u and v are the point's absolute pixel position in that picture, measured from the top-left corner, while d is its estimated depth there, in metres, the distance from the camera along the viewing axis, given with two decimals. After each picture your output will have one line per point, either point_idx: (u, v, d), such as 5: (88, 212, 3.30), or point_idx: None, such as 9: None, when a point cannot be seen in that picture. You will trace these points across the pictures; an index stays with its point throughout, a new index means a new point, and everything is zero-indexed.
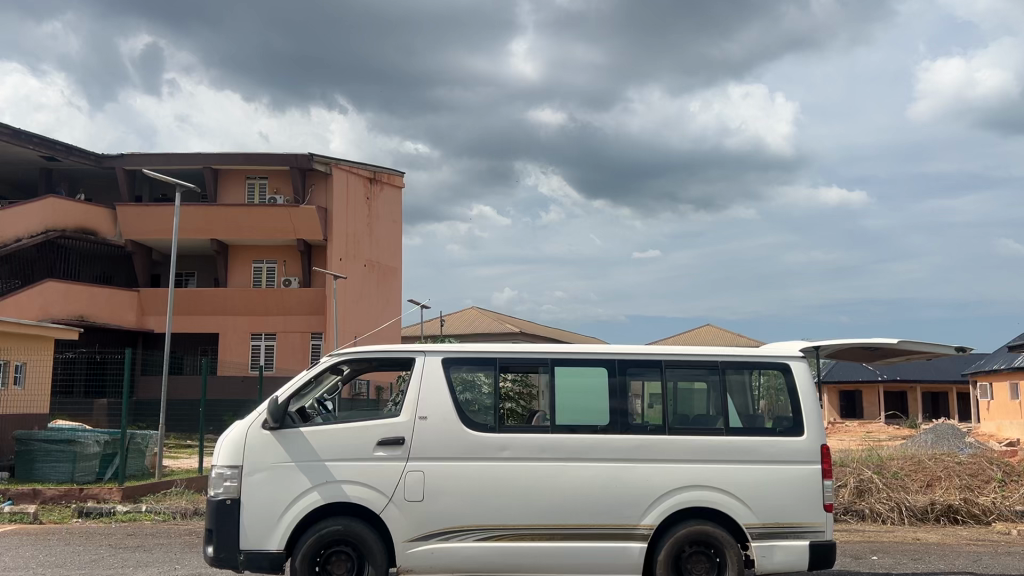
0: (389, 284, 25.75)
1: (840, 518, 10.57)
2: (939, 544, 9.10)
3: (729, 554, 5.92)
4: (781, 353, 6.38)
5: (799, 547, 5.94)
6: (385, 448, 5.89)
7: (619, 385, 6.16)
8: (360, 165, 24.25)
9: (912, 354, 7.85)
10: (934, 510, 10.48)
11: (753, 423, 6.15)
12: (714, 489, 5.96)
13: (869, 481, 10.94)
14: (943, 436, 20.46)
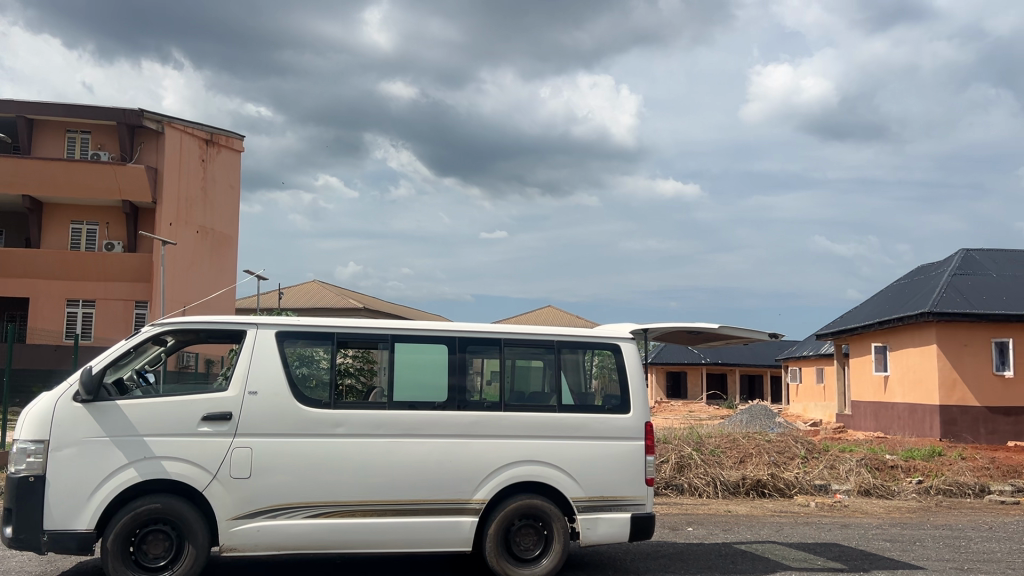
0: (224, 252, 24.61)
1: (661, 492, 11.15)
2: (747, 516, 9.78)
3: (556, 527, 6.12)
4: (612, 334, 6.63)
5: (621, 519, 6.21)
6: (210, 423, 5.64)
7: (458, 362, 6.19)
8: (195, 126, 22.98)
9: (731, 339, 8.34)
10: (744, 485, 11.26)
11: (584, 401, 6.35)
12: (544, 463, 6.12)
13: (689, 457, 11.60)
14: (757, 416, 22.03)
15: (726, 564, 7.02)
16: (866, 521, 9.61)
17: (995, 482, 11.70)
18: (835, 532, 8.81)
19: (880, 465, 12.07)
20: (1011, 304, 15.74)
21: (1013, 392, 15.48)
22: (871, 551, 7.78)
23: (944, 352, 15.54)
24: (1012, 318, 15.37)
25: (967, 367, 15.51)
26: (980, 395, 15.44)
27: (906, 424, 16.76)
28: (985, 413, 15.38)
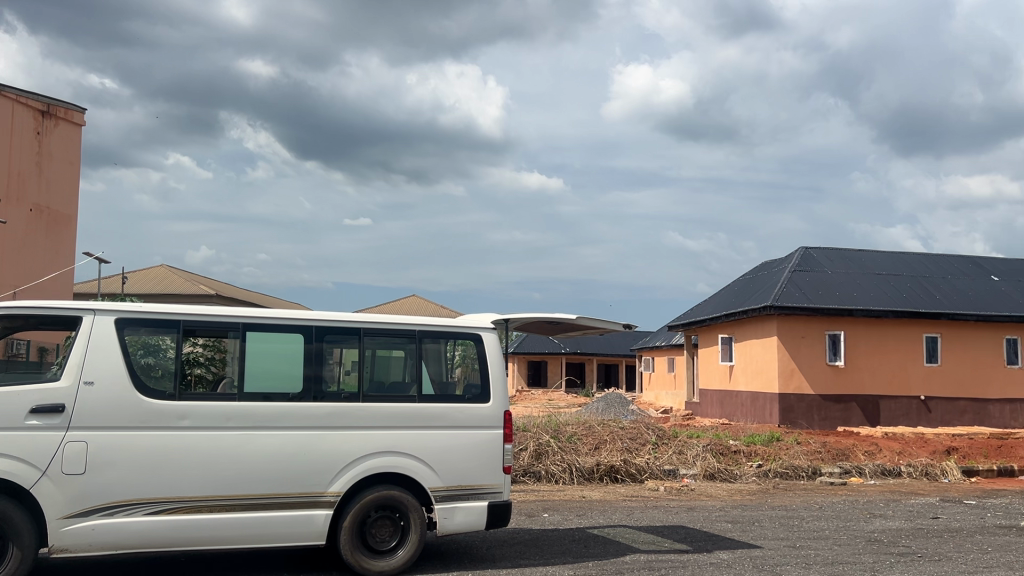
0: (62, 232, 22.95)
1: (519, 479, 11.29)
2: (601, 501, 10.07)
3: (413, 518, 6.08)
4: (473, 324, 6.62)
5: (477, 508, 6.24)
6: (39, 416, 5.23)
7: (315, 352, 6.01)
8: (29, 95, 21.27)
9: (588, 329, 8.55)
10: (599, 470, 11.59)
11: (444, 391, 6.33)
12: (402, 454, 6.06)
13: (546, 445, 11.82)
14: (613, 404, 22.78)
15: (580, 548, 7.21)
16: (711, 503, 10.12)
17: (825, 464, 12.61)
18: (682, 514, 9.22)
19: (724, 450, 12.74)
20: (843, 299, 16.95)
21: (843, 381, 16.70)
22: (714, 532, 8.20)
23: (784, 344, 16.55)
24: (843, 312, 16.56)
25: (803, 357, 16.60)
26: (814, 383, 16.57)
27: (749, 411, 17.75)
28: (818, 401, 16.52)
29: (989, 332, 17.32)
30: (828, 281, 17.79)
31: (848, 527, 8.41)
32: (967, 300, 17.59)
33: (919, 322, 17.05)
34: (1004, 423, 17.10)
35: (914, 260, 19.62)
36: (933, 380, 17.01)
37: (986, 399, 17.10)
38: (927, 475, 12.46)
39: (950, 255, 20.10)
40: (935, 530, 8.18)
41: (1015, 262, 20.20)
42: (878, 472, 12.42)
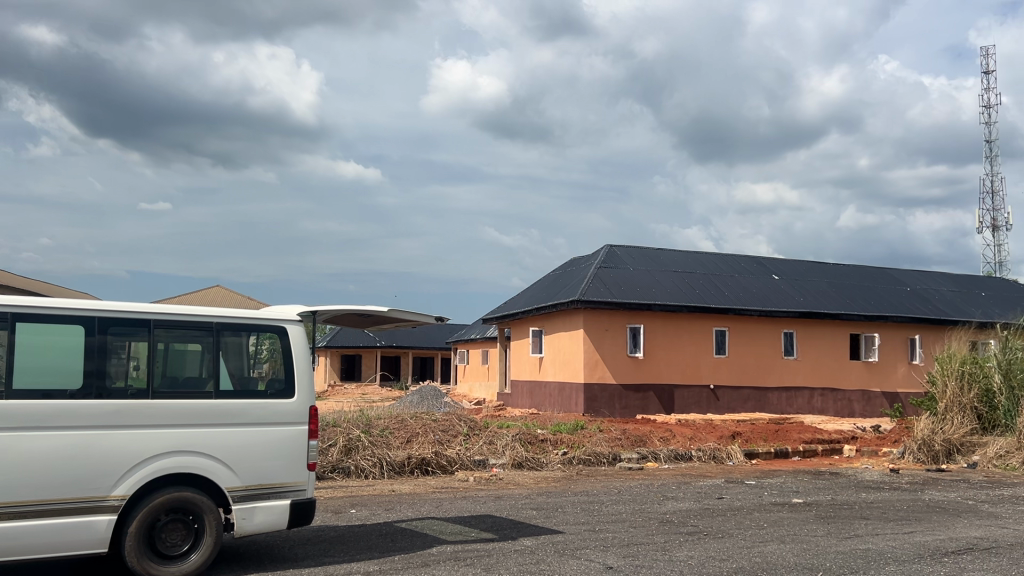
0: None
1: (327, 476, 11.01)
2: (410, 494, 10.02)
3: (209, 519, 5.73)
4: (278, 316, 6.35)
5: (279, 507, 6.00)
6: None
7: (98, 345, 5.55)
8: None
9: (400, 322, 8.47)
10: (409, 464, 11.53)
11: (244, 386, 6.03)
12: (197, 453, 5.72)
13: (356, 440, 11.61)
14: (426, 396, 22.81)
15: (386, 542, 7.12)
16: (517, 492, 10.35)
17: (624, 450, 13.25)
18: (490, 503, 9.37)
19: (532, 439, 13.08)
20: (643, 294, 17.91)
21: (642, 371, 17.65)
22: (519, 520, 8.38)
23: (589, 336, 17.24)
24: (644, 306, 17.50)
25: (606, 349, 17.37)
26: (616, 374, 17.39)
27: (556, 401, 18.35)
28: (620, 390, 17.36)
29: (769, 326, 18.92)
30: (630, 277, 18.73)
31: (643, 510, 8.89)
32: (751, 296, 19.11)
33: (710, 317, 18.33)
34: (781, 409, 18.75)
35: (707, 259, 21.09)
36: (721, 370, 18.36)
37: (766, 387, 18.68)
38: (714, 458, 13.43)
39: (738, 255, 21.79)
40: (719, 510, 8.81)
41: (792, 263, 22.21)
42: (671, 456, 13.22)
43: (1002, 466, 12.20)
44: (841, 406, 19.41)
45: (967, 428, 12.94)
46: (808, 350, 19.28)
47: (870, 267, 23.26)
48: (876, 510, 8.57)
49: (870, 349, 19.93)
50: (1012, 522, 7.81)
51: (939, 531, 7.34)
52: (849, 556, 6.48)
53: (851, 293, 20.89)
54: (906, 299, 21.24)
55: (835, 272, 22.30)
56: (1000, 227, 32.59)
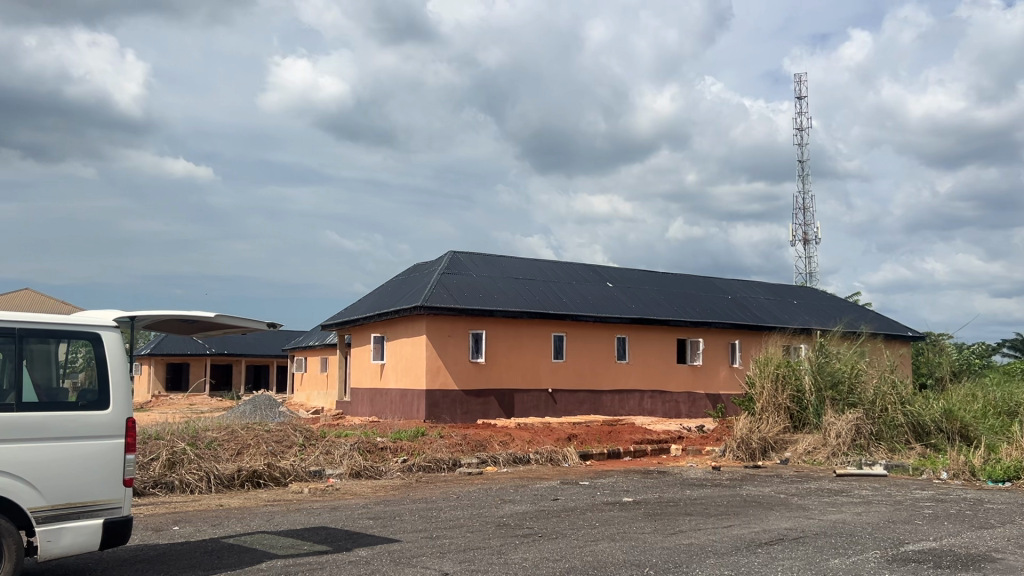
0: None
1: (147, 492, 10.34)
2: (239, 509, 9.58)
3: (7, 544, 5.21)
4: (91, 322, 5.88)
5: (90, 526, 5.56)
6: None
7: None
8: None
9: (229, 327, 8.07)
10: (239, 476, 11.03)
11: (52, 398, 5.57)
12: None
13: (181, 453, 10.98)
14: (260, 405, 21.96)
15: (211, 560, 6.75)
16: (354, 502, 10.13)
17: (464, 456, 13.29)
18: (324, 514, 9.12)
19: (371, 447, 12.86)
20: (485, 301, 18.07)
21: (483, 377, 17.79)
22: (355, 530, 8.19)
23: (430, 342, 17.17)
24: (485, 313, 17.65)
25: (448, 355, 17.37)
26: (458, 379, 17.43)
27: (397, 408, 18.16)
28: (461, 396, 17.40)
29: (604, 332, 19.60)
30: (472, 284, 18.85)
31: (480, 514, 8.94)
32: (587, 303, 19.73)
33: (549, 322, 18.75)
34: (614, 411, 19.44)
35: (546, 267, 21.58)
36: (559, 375, 18.82)
37: (601, 390, 19.33)
38: (551, 460, 13.72)
39: (575, 263, 22.45)
40: (554, 511, 9.00)
41: (626, 271, 23.13)
42: (510, 460, 13.38)
43: (810, 460, 13.21)
44: (669, 407, 20.38)
45: (780, 426, 13.91)
46: (639, 355, 20.13)
47: (697, 276, 24.62)
48: (699, 506, 9.05)
49: (695, 353, 21.08)
50: (818, 513, 8.47)
51: (754, 524, 7.84)
52: (674, 551, 6.79)
53: (679, 300, 22.01)
54: (728, 307, 22.63)
55: (665, 281, 23.42)
56: (810, 241, 35.40)
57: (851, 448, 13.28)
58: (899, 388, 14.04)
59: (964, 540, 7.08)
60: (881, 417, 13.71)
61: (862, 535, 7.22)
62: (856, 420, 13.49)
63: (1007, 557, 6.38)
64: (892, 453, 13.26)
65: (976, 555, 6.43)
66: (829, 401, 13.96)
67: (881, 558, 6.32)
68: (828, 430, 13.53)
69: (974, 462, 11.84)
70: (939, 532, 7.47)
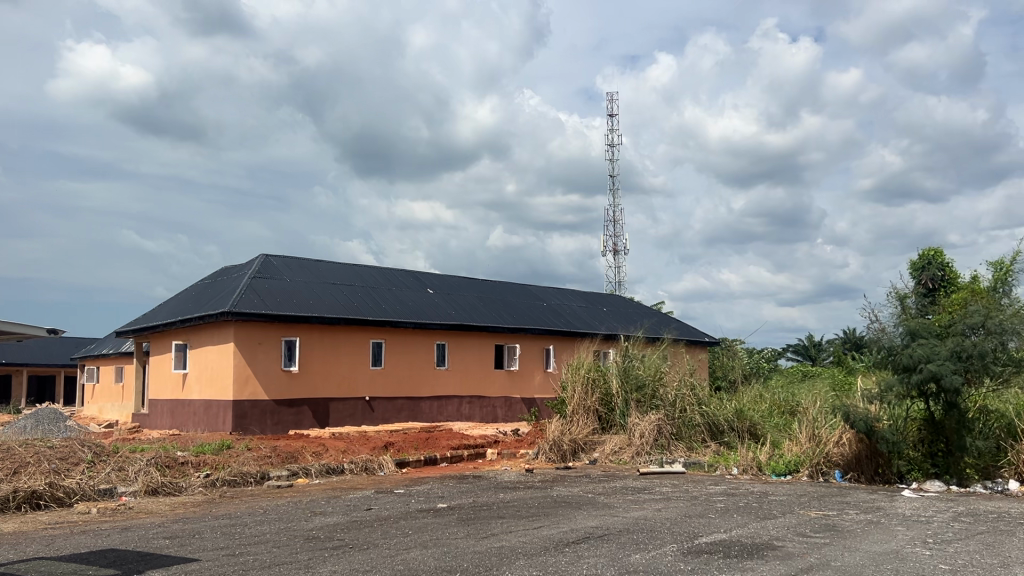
0: None
1: None
2: (12, 534, 8.66)
3: None
4: None
5: None
6: None
7: None
8: None
9: (1, 334, 7.27)
10: (16, 498, 9.99)
11: None
12: None
13: None
14: (44, 420, 20.07)
15: None
16: (148, 521, 9.42)
17: (273, 468, 12.78)
18: (115, 536, 8.43)
19: (170, 462, 12.04)
20: (299, 307, 17.48)
21: (295, 385, 17.18)
22: (148, 551, 7.62)
23: (238, 350, 16.38)
24: (299, 319, 17.07)
25: (259, 364, 16.65)
26: (268, 389, 16.74)
27: (201, 420, 17.17)
28: (272, 405, 16.72)
29: (422, 338, 19.53)
30: (286, 289, 18.19)
31: (288, 528, 8.60)
32: (405, 310, 19.57)
33: (365, 329, 18.42)
34: (432, 417, 19.40)
35: (365, 272, 21.22)
36: (376, 382, 18.54)
37: (419, 397, 19.23)
38: (366, 469, 13.47)
39: (395, 269, 22.26)
40: (367, 521, 8.82)
41: (445, 277, 23.20)
42: (323, 471, 13.01)
43: (617, 460, 13.80)
44: (487, 412, 20.60)
45: (589, 428, 14.45)
46: (458, 361, 20.24)
47: (513, 283, 25.14)
48: (511, 508, 9.18)
49: (512, 358, 21.49)
50: (622, 510, 8.85)
51: (563, 523, 8.06)
52: (485, 554, 6.85)
53: (496, 307, 22.33)
54: (543, 314, 23.27)
55: (483, 288, 23.73)
56: (620, 251, 37.10)
57: (653, 448, 14.01)
58: (697, 390, 14.98)
59: (750, 530, 7.64)
60: (680, 417, 14.56)
61: (661, 530, 7.61)
62: (658, 420, 14.25)
63: (787, 543, 6.95)
64: (690, 451, 14.11)
65: (760, 544, 6.96)
66: (634, 403, 14.64)
67: (677, 551, 6.68)
68: (633, 431, 14.20)
69: (760, 457, 12.86)
70: (729, 524, 8.01)
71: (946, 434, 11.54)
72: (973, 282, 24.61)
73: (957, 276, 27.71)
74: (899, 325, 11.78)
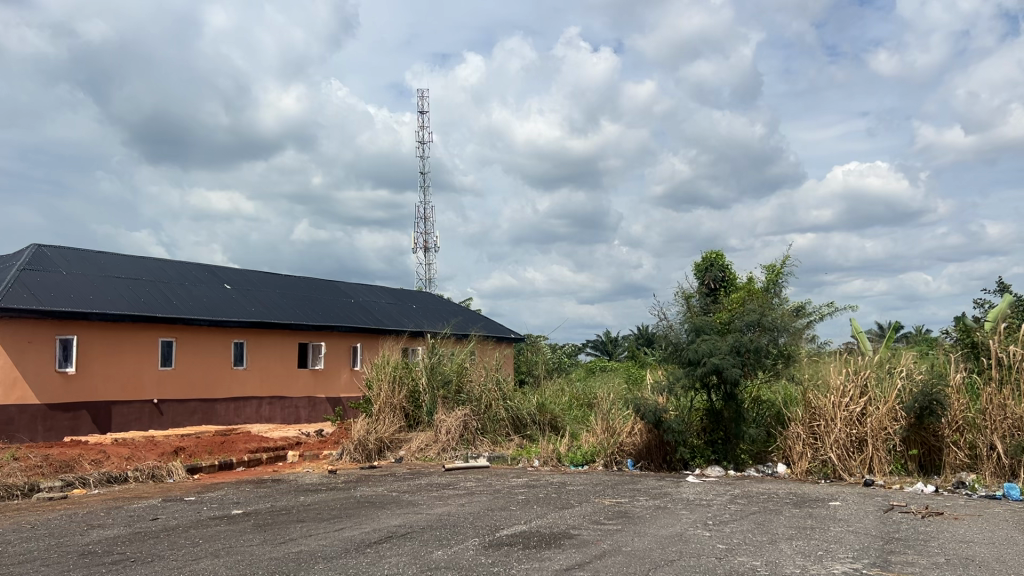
0: None
1: None
2: None
3: None
4: None
5: None
6: None
7: None
8: None
9: None
10: None
11: None
12: None
13: None
14: None
15: None
16: None
17: (44, 480, 11.62)
18: None
19: None
20: (77, 302, 16.03)
21: (71, 388, 15.74)
22: None
23: (4, 349, 14.77)
24: (77, 316, 15.65)
25: (29, 365, 15.10)
26: (39, 393, 15.22)
27: None
28: (44, 411, 15.22)
29: (219, 336, 18.54)
30: (62, 283, 16.62)
31: (59, 544, 7.83)
32: (199, 306, 18.48)
33: (153, 327, 17.21)
34: (228, 420, 18.47)
35: (153, 265, 19.81)
36: (165, 384, 17.38)
37: (214, 399, 18.25)
38: (153, 477, 12.56)
39: (188, 262, 20.96)
40: (152, 532, 8.22)
41: (243, 273, 22.14)
42: (103, 480, 11.99)
43: (422, 457, 13.78)
44: (288, 413, 19.90)
45: (395, 426, 14.31)
46: (258, 361, 19.41)
47: (319, 279, 24.47)
48: (311, 511, 8.90)
49: (316, 357, 20.91)
50: (425, 507, 8.82)
51: (365, 524, 7.92)
52: (282, 560, 6.58)
53: (298, 304, 21.60)
54: (349, 311, 22.81)
55: (285, 284, 22.90)
56: (430, 248, 37.10)
57: (459, 443, 14.12)
58: (501, 385, 15.24)
59: (548, 520, 7.87)
60: (486, 413, 14.76)
61: (463, 525, 7.66)
62: (464, 416, 14.36)
63: (582, 531, 7.22)
64: (494, 445, 14.33)
65: (557, 533, 7.18)
66: (440, 400, 14.68)
67: (478, 545, 6.75)
68: (439, 427, 14.22)
69: (560, 449, 13.33)
70: (529, 516, 8.20)
71: (725, 423, 12.51)
72: (749, 283, 26.93)
73: (736, 277, 30.13)
74: (685, 322, 12.63)
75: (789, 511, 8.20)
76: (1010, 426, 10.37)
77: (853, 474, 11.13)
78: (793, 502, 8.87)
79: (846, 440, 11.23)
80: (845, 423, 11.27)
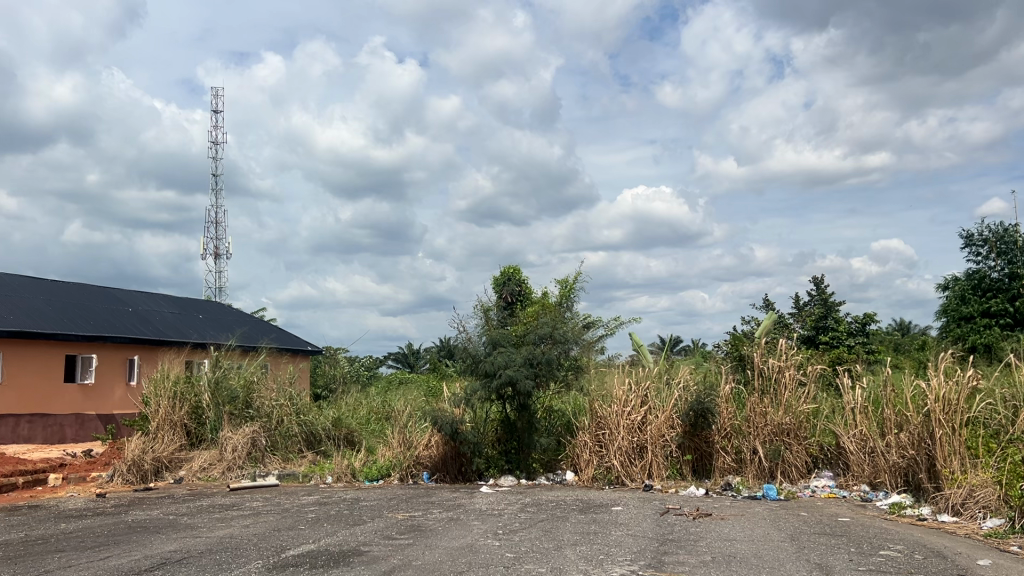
0: None
1: None
2: None
3: None
4: None
5: None
6: None
7: None
8: None
9: None
10: None
11: None
12: None
13: None
14: None
15: None
16: None
17: None
18: None
19: None
20: None
21: None
22: None
23: None
24: None
25: None
26: None
27: None
28: None
29: None
30: None
31: None
32: None
33: None
34: None
35: None
36: None
37: None
38: None
39: None
40: None
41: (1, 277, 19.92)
42: None
43: (204, 477, 12.99)
44: (52, 432, 17.99)
45: (175, 445, 13.40)
46: (15, 374, 17.45)
47: (92, 286, 22.51)
48: (72, 540, 8.13)
49: (86, 371, 19.21)
50: (205, 530, 8.30)
51: (135, 551, 7.33)
52: None
53: (65, 312, 19.73)
54: (126, 320, 21.17)
55: (52, 290, 20.85)
56: (221, 256, 35.23)
57: (246, 462, 13.44)
58: (294, 400, 14.72)
59: (337, 538, 7.66)
60: (277, 429, 14.18)
61: (246, 548, 7.29)
62: (252, 433, 13.71)
63: (372, 548, 7.08)
64: (285, 463, 13.80)
65: (346, 551, 7.00)
66: (226, 416, 13.93)
67: (261, 568, 6.43)
68: (224, 445, 13.49)
69: (354, 464, 13.07)
70: (317, 535, 7.93)
71: (518, 433, 12.76)
72: (543, 297, 27.90)
73: (532, 291, 31.10)
74: (483, 335, 12.84)
75: (575, 518, 8.52)
76: (769, 432, 11.41)
77: (634, 479, 11.72)
78: (578, 509, 9.23)
79: (628, 447, 11.82)
80: (628, 431, 11.88)
